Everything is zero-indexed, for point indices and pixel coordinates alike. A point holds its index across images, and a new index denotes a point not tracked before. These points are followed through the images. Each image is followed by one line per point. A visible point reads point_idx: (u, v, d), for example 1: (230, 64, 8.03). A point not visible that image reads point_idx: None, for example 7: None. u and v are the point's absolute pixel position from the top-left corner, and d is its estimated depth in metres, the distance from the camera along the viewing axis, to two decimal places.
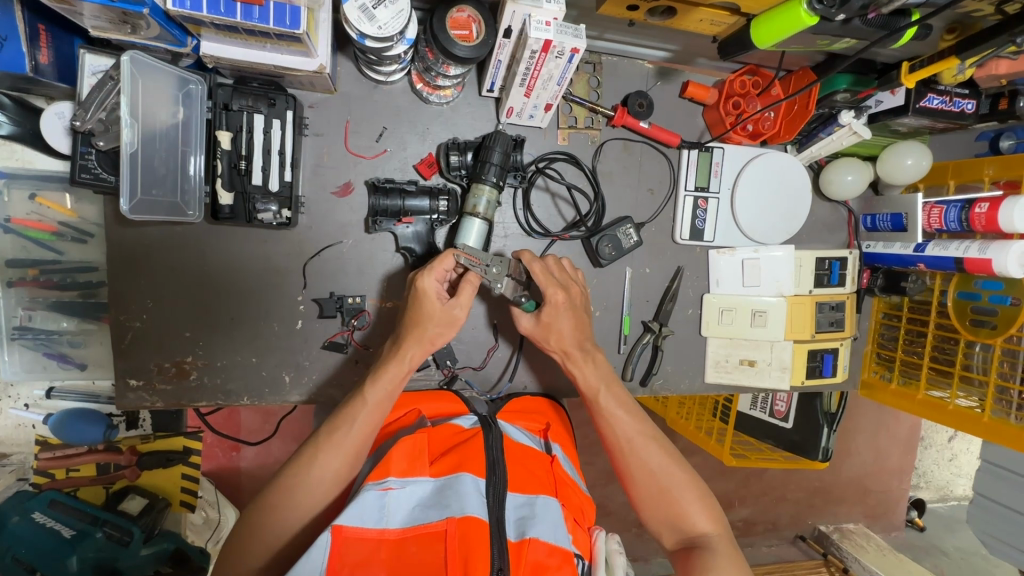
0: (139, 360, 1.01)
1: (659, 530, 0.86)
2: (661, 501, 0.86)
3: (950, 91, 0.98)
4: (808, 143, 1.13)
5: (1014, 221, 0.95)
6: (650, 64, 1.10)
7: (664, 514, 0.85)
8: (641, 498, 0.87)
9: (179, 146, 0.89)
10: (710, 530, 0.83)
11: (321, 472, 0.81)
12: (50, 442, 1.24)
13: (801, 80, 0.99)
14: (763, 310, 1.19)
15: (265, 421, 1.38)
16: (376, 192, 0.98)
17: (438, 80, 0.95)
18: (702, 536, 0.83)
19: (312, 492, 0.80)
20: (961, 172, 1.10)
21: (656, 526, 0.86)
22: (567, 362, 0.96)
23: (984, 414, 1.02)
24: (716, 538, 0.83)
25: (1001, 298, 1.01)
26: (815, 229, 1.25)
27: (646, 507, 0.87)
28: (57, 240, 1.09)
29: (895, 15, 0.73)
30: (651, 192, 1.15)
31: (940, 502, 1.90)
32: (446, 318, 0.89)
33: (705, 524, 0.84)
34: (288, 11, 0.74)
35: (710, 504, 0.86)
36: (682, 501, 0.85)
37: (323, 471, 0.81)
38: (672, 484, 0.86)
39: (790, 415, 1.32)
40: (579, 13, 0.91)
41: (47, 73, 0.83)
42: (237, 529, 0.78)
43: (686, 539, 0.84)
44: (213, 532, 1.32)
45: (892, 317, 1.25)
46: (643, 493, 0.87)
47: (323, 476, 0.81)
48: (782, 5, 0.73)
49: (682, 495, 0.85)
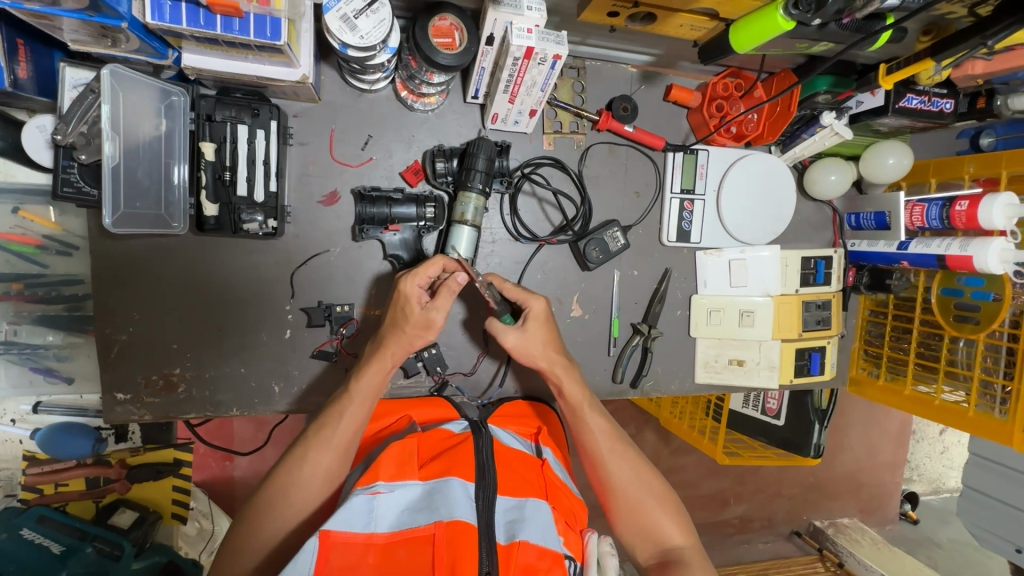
0: (126, 373, 1.01)
1: (632, 542, 0.87)
2: (635, 512, 0.87)
3: (928, 91, 0.99)
4: (791, 144, 1.13)
5: (994, 219, 0.96)
6: (634, 67, 1.11)
7: (638, 525, 0.86)
8: (616, 509, 0.88)
9: (162, 158, 0.88)
10: (682, 542, 0.85)
11: (311, 470, 0.81)
12: (38, 457, 1.22)
13: (783, 82, 0.99)
14: (750, 309, 1.19)
15: (257, 429, 1.38)
16: (362, 201, 0.98)
17: (421, 87, 0.95)
18: (675, 548, 0.84)
19: (304, 492, 0.80)
20: (942, 169, 1.11)
21: (629, 538, 0.87)
22: (549, 375, 0.96)
23: (969, 409, 1.04)
24: (688, 550, 0.84)
25: (984, 294, 1.01)
26: (800, 228, 1.26)
27: (621, 518, 0.88)
28: (42, 253, 1.07)
29: (870, 19, 0.74)
30: (637, 195, 1.16)
31: (933, 495, 1.91)
32: (423, 322, 0.88)
33: (677, 536, 0.85)
34: (268, 22, 0.74)
35: (682, 516, 0.87)
36: (656, 513, 0.86)
37: (313, 469, 0.81)
38: (647, 496, 0.87)
39: (782, 413, 1.32)
40: (560, 20, 0.91)
41: (26, 87, 0.82)
42: (236, 528, 0.80)
43: (659, 551, 0.85)
44: (206, 543, 1.31)
45: (878, 314, 1.27)
46: (618, 503, 0.88)
47: (314, 474, 0.81)
48: (759, 10, 0.74)
49: (657, 507, 0.86)
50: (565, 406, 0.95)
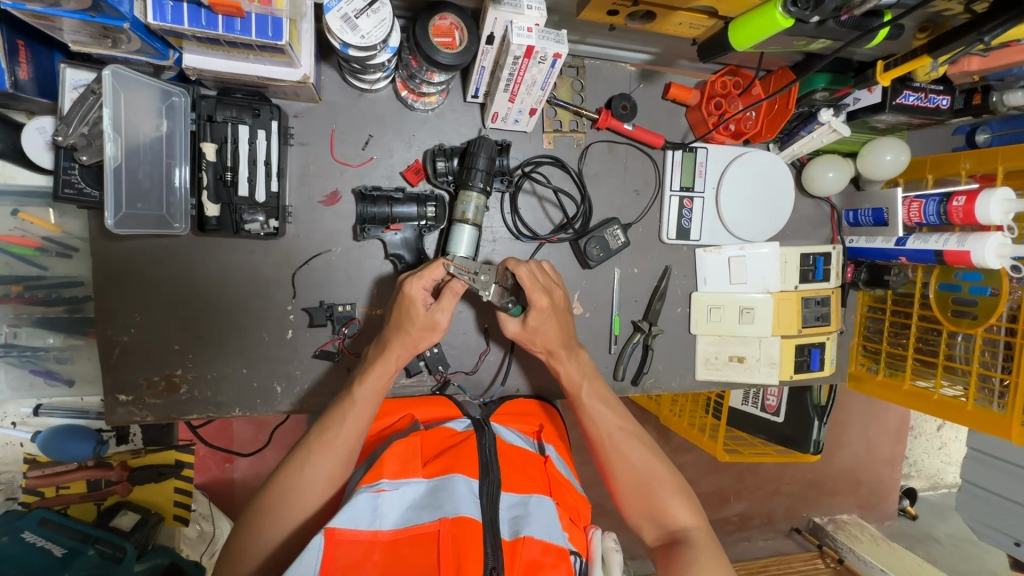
0: (129, 374, 1.00)
1: (640, 525, 0.87)
2: (641, 495, 0.87)
3: (925, 88, 1.00)
4: (789, 141, 1.15)
5: (990, 214, 0.97)
6: (632, 66, 1.11)
7: (644, 507, 0.86)
8: (622, 493, 0.89)
9: (163, 158, 0.88)
10: (690, 523, 0.84)
11: (313, 472, 0.81)
12: (38, 460, 1.22)
13: (780, 80, 1.00)
14: (750, 306, 1.20)
15: (258, 431, 1.38)
16: (363, 201, 0.98)
17: (421, 87, 0.95)
18: (682, 529, 0.83)
19: (308, 493, 0.80)
20: (939, 166, 1.12)
21: (637, 521, 0.87)
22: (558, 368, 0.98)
23: (968, 403, 1.05)
24: (697, 531, 0.83)
25: (981, 289, 1.02)
26: (799, 226, 1.27)
27: (627, 502, 0.88)
28: (41, 256, 1.06)
29: (868, 16, 0.75)
30: (637, 193, 1.16)
31: (930, 490, 1.92)
32: (428, 324, 0.90)
33: (685, 518, 0.84)
34: (270, 22, 0.74)
35: (690, 499, 0.87)
36: (662, 495, 0.86)
37: (314, 471, 0.81)
38: (652, 477, 0.87)
39: (781, 409, 1.33)
40: (560, 19, 0.91)
41: (26, 88, 0.82)
42: (235, 532, 0.79)
43: (666, 533, 0.84)
44: (207, 545, 1.32)
45: (876, 311, 1.28)
46: (623, 487, 0.88)
47: (317, 476, 0.81)
48: (757, 8, 0.74)
49: (662, 488, 0.86)
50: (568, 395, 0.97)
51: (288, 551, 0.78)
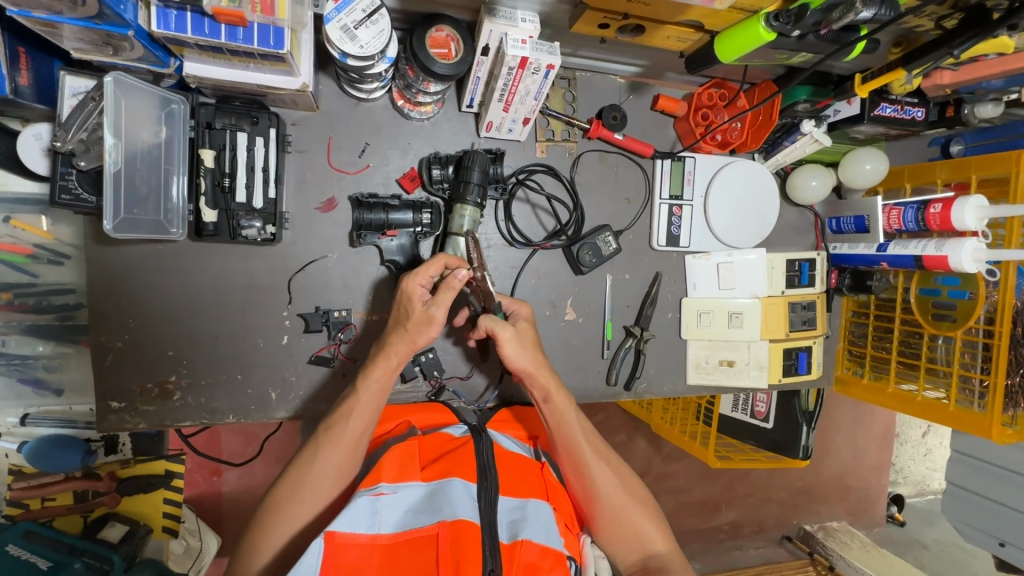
0: (120, 381, 1.00)
1: (614, 550, 0.88)
2: (617, 521, 0.87)
3: (901, 101, 1.04)
4: (774, 151, 1.18)
5: (966, 221, 1.00)
6: (622, 78, 1.15)
7: (620, 532, 0.87)
8: (598, 517, 0.88)
9: (162, 165, 0.89)
10: (662, 548, 0.87)
11: (323, 465, 0.81)
12: (24, 471, 1.18)
13: (763, 92, 1.04)
14: (738, 311, 1.23)
15: (248, 443, 1.42)
16: (359, 207, 1.00)
17: (418, 96, 0.98)
18: (656, 554, 0.86)
19: (316, 485, 0.80)
20: (916, 175, 1.16)
21: (611, 545, 0.88)
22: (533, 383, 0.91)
23: (950, 404, 1.07)
24: (669, 556, 0.86)
25: (960, 293, 1.06)
26: (783, 233, 1.31)
27: (602, 526, 0.88)
28: (33, 263, 1.06)
29: (845, 30, 0.78)
30: (627, 201, 1.19)
31: (918, 497, 1.95)
32: (423, 318, 0.87)
33: (658, 542, 0.87)
34: (271, 32, 0.75)
35: (661, 522, 0.89)
36: (639, 521, 0.87)
37: (325, 463, 0.81)
38: (627, 502, 0.88)
39: (770, 415, 1.36)
40: (552, 31, 0.95)
41: (27, 95, 0.83)
42: (248, 529, 0.80)
43: (641, 558, 0.86)
44: (194, 561, 1.30)
45: (859, 315, 1.31)
46: (601, 513, 0.87)
47: (326, 467, 0.81)
48: (741, 22, 0.79)
49: (638, 514, 0.88)
50: (546, 412, 0.91)
51: (305, 538, 0.79)
